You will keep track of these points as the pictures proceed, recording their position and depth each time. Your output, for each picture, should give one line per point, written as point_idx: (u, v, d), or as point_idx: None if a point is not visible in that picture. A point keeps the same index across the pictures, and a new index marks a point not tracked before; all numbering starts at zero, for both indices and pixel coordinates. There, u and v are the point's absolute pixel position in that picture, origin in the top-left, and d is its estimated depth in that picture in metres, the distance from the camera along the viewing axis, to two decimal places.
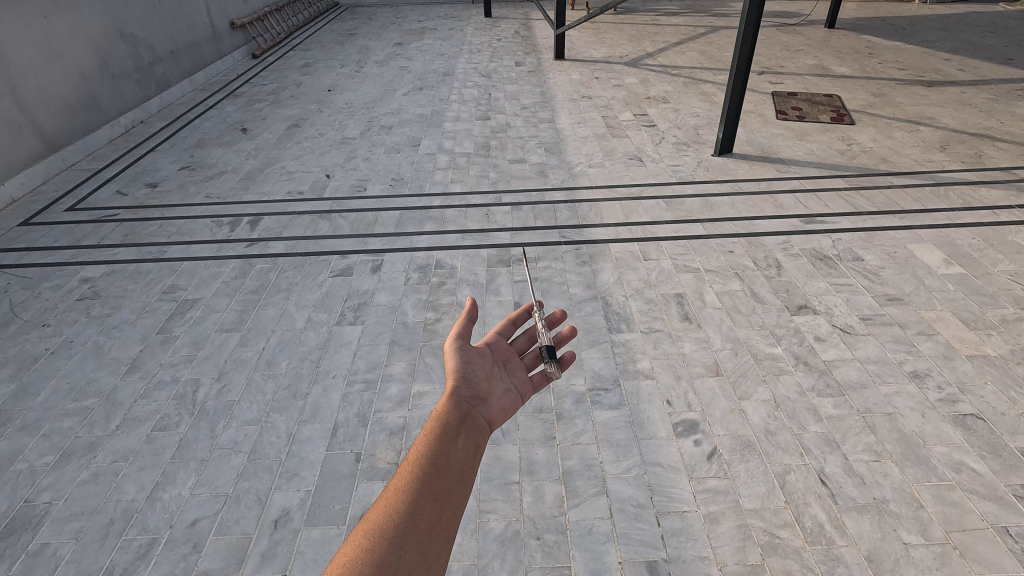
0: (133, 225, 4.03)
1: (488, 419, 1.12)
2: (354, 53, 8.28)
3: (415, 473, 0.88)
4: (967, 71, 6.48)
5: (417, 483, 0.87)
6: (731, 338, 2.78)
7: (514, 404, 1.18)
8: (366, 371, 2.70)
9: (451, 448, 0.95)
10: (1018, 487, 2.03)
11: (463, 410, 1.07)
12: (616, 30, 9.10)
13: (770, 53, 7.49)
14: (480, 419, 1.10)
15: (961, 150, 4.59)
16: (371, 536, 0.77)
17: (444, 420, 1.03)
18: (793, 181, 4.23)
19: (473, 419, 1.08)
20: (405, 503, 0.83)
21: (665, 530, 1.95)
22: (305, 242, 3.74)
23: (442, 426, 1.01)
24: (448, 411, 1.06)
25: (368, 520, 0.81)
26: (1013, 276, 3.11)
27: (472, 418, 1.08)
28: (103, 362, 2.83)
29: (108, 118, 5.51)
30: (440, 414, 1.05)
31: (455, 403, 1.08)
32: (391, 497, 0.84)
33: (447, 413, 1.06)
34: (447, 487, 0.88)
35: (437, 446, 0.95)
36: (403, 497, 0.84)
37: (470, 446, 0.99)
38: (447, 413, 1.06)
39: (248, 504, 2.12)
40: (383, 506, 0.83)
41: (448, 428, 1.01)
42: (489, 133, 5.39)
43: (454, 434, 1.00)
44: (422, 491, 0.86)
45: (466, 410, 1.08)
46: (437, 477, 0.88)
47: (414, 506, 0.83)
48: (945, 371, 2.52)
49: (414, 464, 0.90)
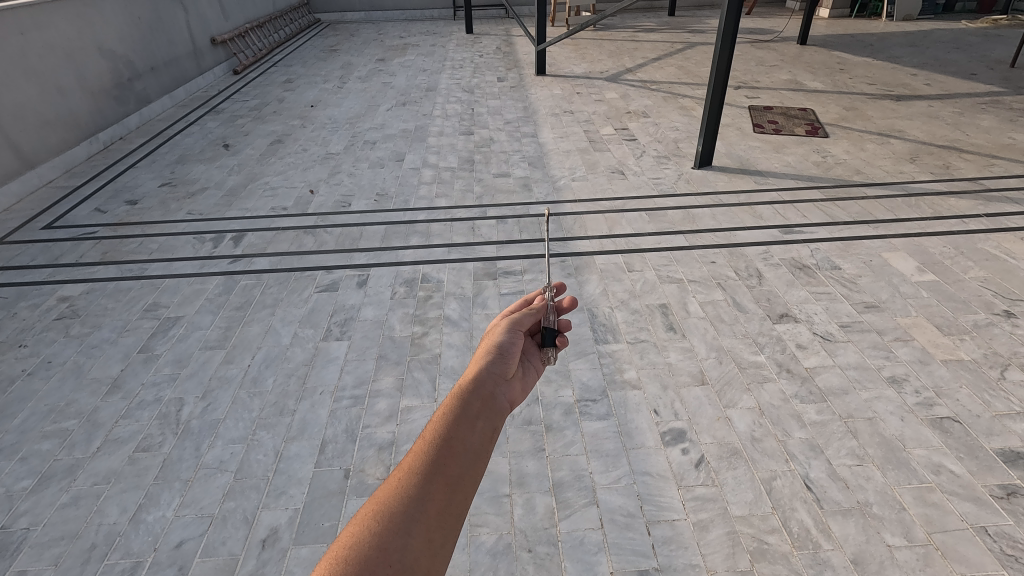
0: (112, 242, 3.98)
1: (509, 400, 0.97)
2: (337, 69, 8.31)
3: (426, 453, 0.77)
4: (933, 86, 6.72)
5: (428, 465, 0.75)
6: (715, 347, 2.82)
7: (534, 384, 1.04)
8: (353, 387, 2.69)
9: (468, 429, 0.83)
10: (995, 487, 2.09)
11: (487, 390, 0.92)
12: (595, 46, 9.27)
13: (746, 68, 7.70)
14: (506, 402, 0.95)
15: (930, 162, 4.75)
16: (376, 519, 0.66)
17: (463, 398, 0.89)
18: (771, 192, 4.33)
19: (496, 400, 0.92)
20: (415, 486, 0.72)
21: (655, 539, 1.97)
22: (289, 257, 3.73)
23: (460, 404, 0.88)
24: (470, 390, 0.91)
25: (373, 500, 0.70)
26: (984, 282, 3.22)
27: (495, 398, 0.93)
28: (83, 382, 2.77)
29: (86, 134, 5.45)
30: (459, 391, 0.91)
31: (478, 380, 0.93)
32: (400, 477, 0.74)
33: (468, 393, 0.91)
34: (461, 471, 0.76)
35: (452, 425, 0.83)
36: (414, 478, 0.73)
37: (490, 429, 0.86)
38: (469, 393, 0.90)
39: (235, 523, 2.09)
40: (391, 487, 0.72)
41: (467, 406, 0.87)
42: (473, 147, 5.44)
43: (473, 414, 0.87)
44: (433, 474, 0.74)
45: (490, 389, 0.93)
46: (451, 460, 0.77)
47: (424, 489, 0.72)
48: (922, 376, 2.59)
49: (426, 443, 0.79)
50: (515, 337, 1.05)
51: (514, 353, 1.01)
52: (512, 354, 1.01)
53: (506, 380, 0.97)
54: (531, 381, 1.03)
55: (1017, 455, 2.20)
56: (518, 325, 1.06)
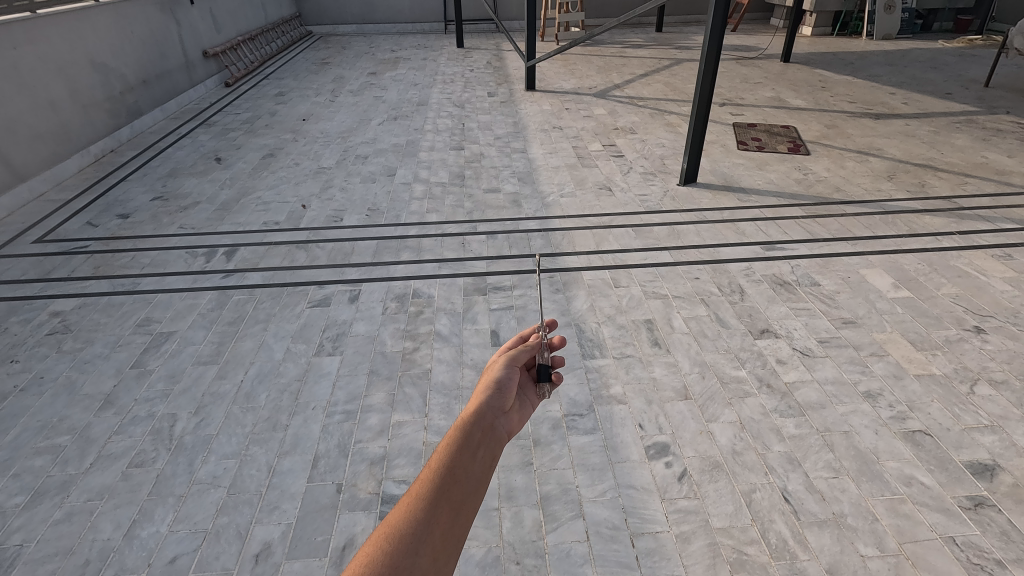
0: (104, 257, 4.00)
1: (506, 432, 1.02)
2: (329, 82, 8.39)
3: (432, 481, 0.83)
4: (910, 105, 6.93)
5: (434, 491, 0.82)
6: (699, 362, 2.91)
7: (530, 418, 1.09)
8: (345, 402, 2.74)
9: (470, 459, 0.89)
10: (963, 498, 2.19)
11: (486, 422, 0.98)
12: (584, 62, 9.44)
13: (731, 85, 7.89)
14: (502, 434, 1.01)
15: (907, 180, 4.91)
16: (390, 540, 0.73)
17: (465, 430, 0.95)
18: (754, 209, 4.45)
19: (495, 432, 0.99)
20: (423, 510, 0.79)
21: (640, 551, 2.03)
22: (282, 272, 3.77)
23: (462, 436, 0.94)
24: (470, 423, 0.97)
25: (387, 522, 0.77)
26: (956, 299, 3.34)
27: (494, 430, 0.99)
28: (75, 398, 2.79)
29: (78, 147, 5.46)
30: (460, 424, 0.97)
31: (478, 414, 0.99)
32: (409, 502, 0.81)
33: (469, 425, 0.97)
34: (463, 496, 0.82)
35: (455, 455, 0.89)
36: (421, 503, 0.80)
37: (487, 458, 0.92)
38: (470, 426, 0.97)
39: (228, 538, 2.12)
40: (401, 511, 0.79)
41: (469, 438, 0.93)
42: (464, 162, 5.53)
43: (473, 444, 0.93)
44: (439, 500, 0.81)
45: (489, 421, 0.99)
46: (454, 487, 0.83)
47: (430, 513, 0.78)
48: (896, 391, 2.69)
49: (432, 472, 0.85)
50: (511, 374, 1.10)
51: (512, 388, 1.07)
52: (510, 389, 1.07)
53: (504, 413, 1.03)
54: (527, 413, 1.09)
55: (984, 467, 2.31)
56: (513, 363, 1.12)
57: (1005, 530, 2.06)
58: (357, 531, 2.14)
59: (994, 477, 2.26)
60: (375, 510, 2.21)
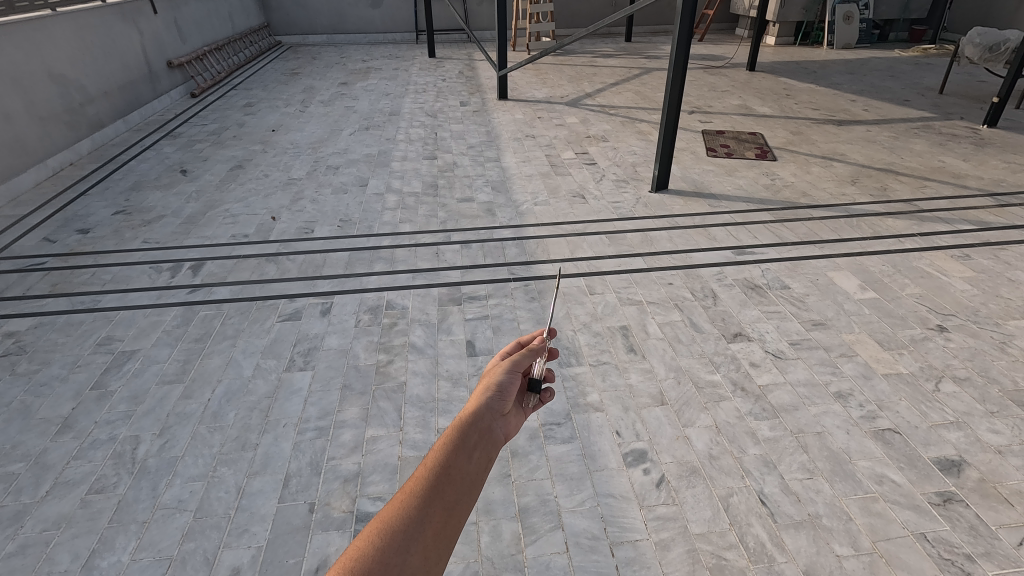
0: (63, 274, 3.85)
1: (504, 435, 1.00)
2: (298, 92, 8.28)
3: (426, 479, 0.82)
4: (871, 111, 7.17)
5: (429, 489, 0.81)
6: (674, 367, 2.93)
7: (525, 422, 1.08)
8: (318, 418, 2.67)
9: (466, 458, 0.88)
10: (932, 494, 2.23)
11: (484, 424, 0.97)
12: (556, 71, 9.53)
13: (700, 93, 8.04)
14: (500, 436, 0.99)
15: (870, 184, 5.05)
16: (381, 536, 0.73)
17: (462, 431, 0.94)
18: (724, 215, 4.53)
19: (492, 434, 0.97)
20: (416, 508, 0.78)
21: (620, 560, 2.01)
22: (251, 286, 3.69)
23: (459, 436, 0.92)
24: (468, 424, 0.95)
25: (381, 518, 0.77)
26: (919, 299, 3.44)
27: (491, 432, 0.97)
28: (31, 423, 2.66)
29: (34, 160, 5.26)
30: (459, 423, 0.96)
31: (477, 415, 0.97)
32: (402, 500, 0.80)
33: (467, 424, 0.95)
34: (457, 496, 0.81)
35: (451, 455, 0.87)
36: (414, 501, 0.79)
37: (483, 459, 0.90)
38: (468, 426, 0.95)
39: (195, 565, 2.03)
40: (395, 507, 0.78)
41: (465, 439, 0.92)
42: (437, 172, 5.51)
43: (470, 445, 0.92)
44: (433, 499, 0.80)
45: (487, 423, 0.97)
46: (448, 486, 0.82)
47: (424, 511, 0.78)
48: (865, 391, 2.74)
49: (426, 471, 0.84)
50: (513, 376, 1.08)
51: (510, 390, 1.05)
52: (511, 393, 1.04)
53: (502, 416, 1.01)
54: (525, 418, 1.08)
55: (951, 463, 2.36)
56: (517, 366, 1.08)
57: (974, 525, 2.11)
58: (330, 552, 2.07)
59: (961, 473, 2.31)
60: (349, 529, 2.15)
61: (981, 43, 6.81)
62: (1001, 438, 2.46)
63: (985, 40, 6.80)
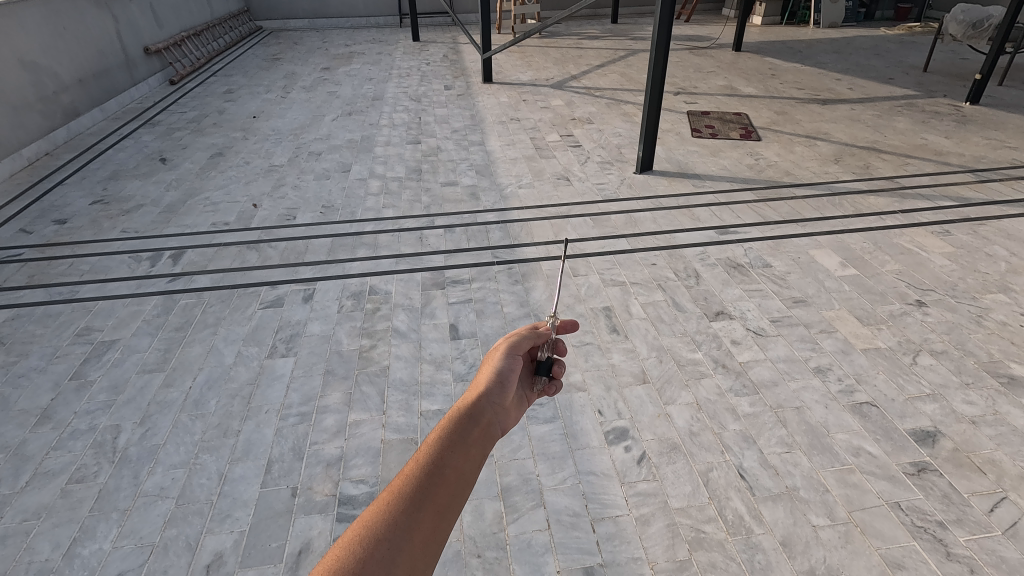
0: (40, 265, 3.79)
1: (502, 431, 1.02)
2: (280, 78, 8.14)
3: (415, 479, 0.81)
4: (855, 90, 7.17)
5: (415, 491, 0.80)
6: (656, 346, 2.94)
7: (522, 412, 1.11)
8: (300, 404, 2.66)
9: (458, 457, 0.88)
10: (907, 465, 2.27)
11: (481, 421, 0.98)
12: (541, 54, 9.43)
13: (685, 74, 8.00)
14: (497, 432, 1.01)
15: (852, 162, 5.07)
16: (363, 541, 0.72)
17: (460, 426, 0.95)
18: (708, 195, 4.53)
19: (493, 429, 1.00)
20: (402, 510, 0.77)
21: (600, 536, 2.04)
22: (232, 274, 3.65)
23: (454, 431, 0.93)
24: (464, 420, 0.96)
25: (363, 519, 0.76)
26: (899, 275, 3.47)
27: (488, 429, 0.98)
28: (9, 415, 2.63)
29: (7, 151, 5.15)
30: (454, 419, 0.96)
31: (475, 409, 0.99)
32: (387, 500, 0.78)
33: (463, 421, 0.96)
34: (449, 498, 0.81)
35: (442, 453, 0.87)
36: (401, 503, 0.78)
37: (478, 457, 0.91)
38: (464, 422, 0.96)
39: (177, 550, 2.04)
40: (378, 509, 0.77)
41: (461, 435, 0.92)
42: (420, 157, 5.45)
43: (465, 442, 0.92)
44: (420, 499, 0.79)
45: (488, 417, 1.00)
46: (438, 487, 0.81)
47: (411, 515, 0.77)
48: (844, 365, 2.78)
49: (416, 469, 0.83)
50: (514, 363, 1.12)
51: (512, 382, 1.08)
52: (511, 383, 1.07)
53: (504, 410, 1.05)
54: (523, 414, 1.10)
55: (927, 434, 2.40)
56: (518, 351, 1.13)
57: (946, 493, 2.16)
58: (313, 535, 2.08)
59: (936, 443, 2.36)
60: (332, 512, 2.16)
61: (965, 19, 6.79)
62: (975, 409, 2.51)
63: (968, 17, 6.78)
